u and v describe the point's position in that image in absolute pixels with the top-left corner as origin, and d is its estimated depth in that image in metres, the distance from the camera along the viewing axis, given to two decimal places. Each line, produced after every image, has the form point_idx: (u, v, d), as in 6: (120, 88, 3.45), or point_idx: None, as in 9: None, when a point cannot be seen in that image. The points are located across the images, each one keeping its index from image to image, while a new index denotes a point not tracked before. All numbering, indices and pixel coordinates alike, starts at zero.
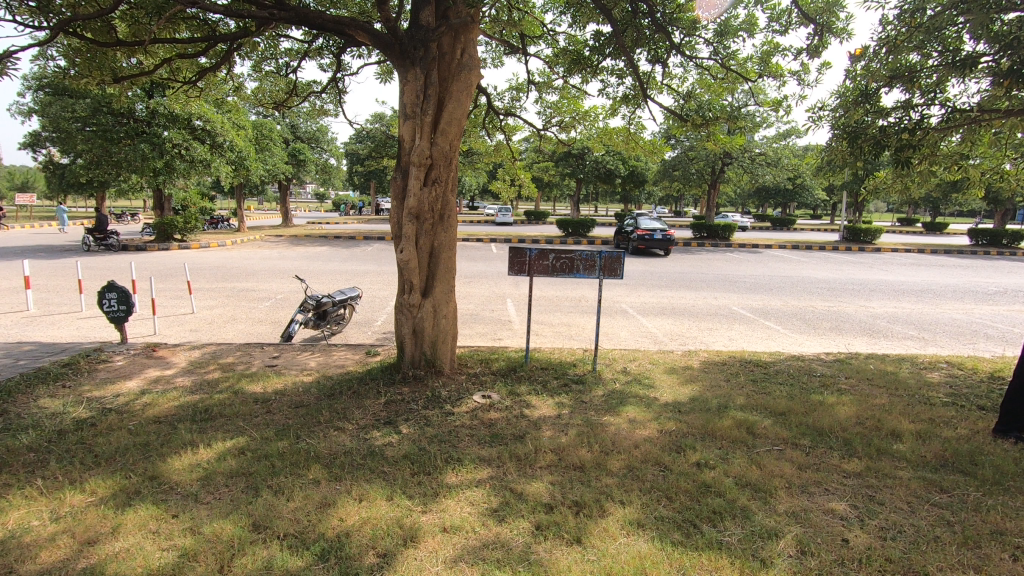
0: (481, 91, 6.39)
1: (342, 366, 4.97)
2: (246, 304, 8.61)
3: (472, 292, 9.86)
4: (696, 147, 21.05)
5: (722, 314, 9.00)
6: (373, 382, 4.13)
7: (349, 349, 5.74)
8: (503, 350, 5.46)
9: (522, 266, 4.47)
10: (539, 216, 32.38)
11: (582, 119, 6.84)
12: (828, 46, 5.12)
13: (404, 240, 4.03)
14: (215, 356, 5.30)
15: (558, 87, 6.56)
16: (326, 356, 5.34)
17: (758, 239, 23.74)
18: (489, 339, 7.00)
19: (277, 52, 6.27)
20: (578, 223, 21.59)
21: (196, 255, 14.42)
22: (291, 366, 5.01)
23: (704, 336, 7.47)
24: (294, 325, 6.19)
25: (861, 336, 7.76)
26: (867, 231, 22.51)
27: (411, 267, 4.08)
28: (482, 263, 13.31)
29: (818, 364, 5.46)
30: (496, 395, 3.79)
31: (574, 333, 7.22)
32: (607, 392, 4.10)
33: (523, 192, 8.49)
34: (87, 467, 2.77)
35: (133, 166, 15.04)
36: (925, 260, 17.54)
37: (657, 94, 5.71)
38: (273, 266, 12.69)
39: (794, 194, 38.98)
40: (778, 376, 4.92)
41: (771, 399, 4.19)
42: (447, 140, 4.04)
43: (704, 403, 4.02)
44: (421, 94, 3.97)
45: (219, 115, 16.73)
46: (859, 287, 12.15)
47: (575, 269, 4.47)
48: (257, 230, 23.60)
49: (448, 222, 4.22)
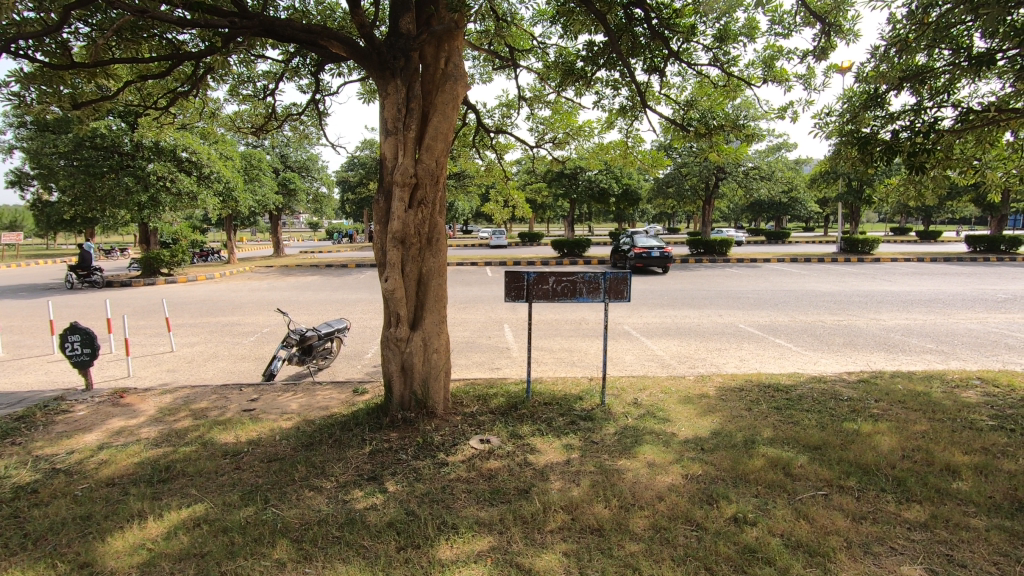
0: (471, 107, 6.09)
1: (325, 408, 4.54)
2: (230, 340, 8.18)
3: (467, 319, 9.46)
4: (690, 163, 20.91)
5: (729, 333, 8.61)
6: (357, 428, 3.68)
7: (335, 386, 5.31)
8: (502, 383, 5.04)
9: (520, 290, 4.08)
10: (534, 237, 32.18)
11: (576, 134, 6.55)
12: (835, 48, 4.86)
13: (389, 267, 3.67)
14: (188, 400, 4.86)
15: (550, 102, 6.28)
16: (309, 397, 4.90)
17: (755, 254, 23.52)
18: (487, 369, 6.57)
19: (254, 74, 5.97)
20: (574, 243, 21.30)
21: (183, 289, 14.00)
22: (270, 410, 4.57)
23: (714, 358, 7.06)
24: (276, 362, 5.77)
25: (879, 352, 7.37)
26: (865, 242, 22.29)
27: (397, 297, 3.70)
28: (477, 287, 12.93)
29: (843, 386, 5.06)
30: (496, 438, 3.37)
31: (576, 360, 6.80)
32: (619, 429, 3.67)
33: (518, 214, 8.21)
34: (10, 553, 2.34)
35: (117, 201, 14.70)
36: (927, 269, 17.24)
37: (656, 104, 5.42)
38: (261, 298, 12.26)
39: (788, 207, 38.99)
40: (803, 403, 4.51)
41: (802, 430, 3.77)
42: (434, 157, 3.69)
43: (729, 438, 3.60)
44: (402, 108, 3.66)
45: (206, 146, 16.46)
46: (865, 299, 11.81)
47: (577, 293, 4.07)
48: (248, 261, 23.20)
49: (436, 246, 3.83)
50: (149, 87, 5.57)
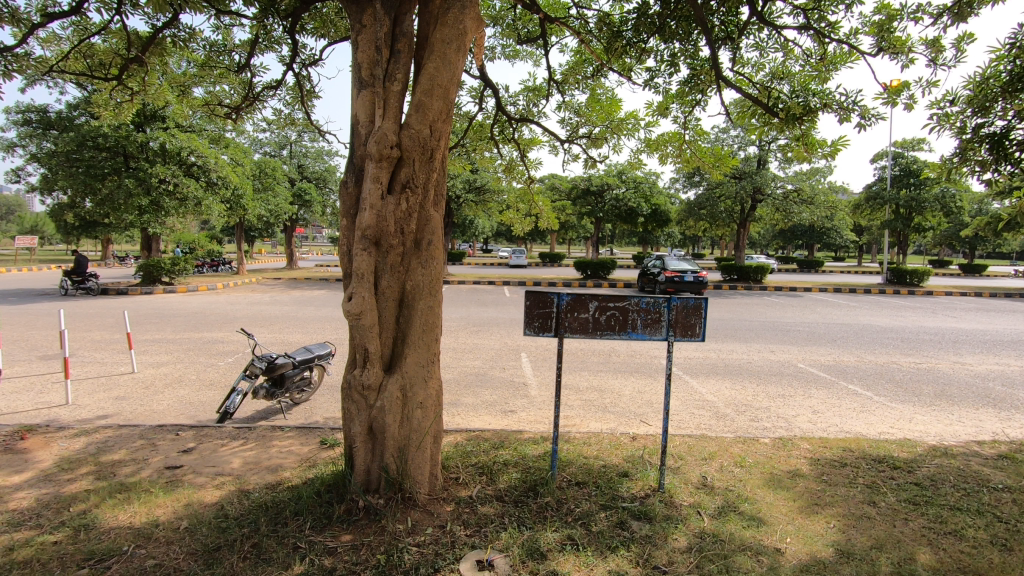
0: (490, 87, 4.94)
1: (276, 473, 3.33)
2: (204, 361, 7.08)
3: (480, 345, 8.27)
4: (725, 183, 19.61)
5: (789, 373, 7.25)
6: (297, 522, 2.45)
7: (300, 433, 4.12)
8: (517, 441, 3.79)
9: (547, 322, 2.85)
10: (556, 258, 31.13)
11: (617, 129, 5.38)
12: (981, 7, 3.61)
13: (355, 279, 2.51)
14: (103, 447, 3.71)
15: (590, 85, 5.13)
16: (262, 451, 3.70)
17: (792, 282, 21.98)
18: (497, 412, 5.32)
19: (230, 44, 4.93)
20: (598, 264, 20.01)
21: (179, 300, 13.04)
22: (201, 471, 3.37)
23: (780, 409, 5.72)
24: (235, 395, 4.61)
25: (986, 409, 5.95)
26: (913, 273, 20.62)
27: (364, 324, 2.52)
28: (493, 309, 11.73)
29: (983, 466, 3.70)
30: (502, 563, 2.12)
31: (609, 408, 5.51)
32: (693, 540, 2.40)
33: (542, 223, 7.06)
34: None
35: (117, 205, 13.85)
36: (990, 305, 15.58)
37: (730, 83, 4.20)
38: (257, 313, 11.19)
39: (821, 234, 37.28)
40: (943, 492, 3.20)
41: (976, 555, 2.47)
42: (427, 119, 2.52)
43: (871, 565, 2.31)
44: (383, 48, 2.54)
45: (216, 151, 15.76)
46: (936, 338, 10.32)
47: (628, 326, 2.83)
48: (257, 273, 22.38)
49: (427, 251, 2.64)
50: (99, 52, 4.60)
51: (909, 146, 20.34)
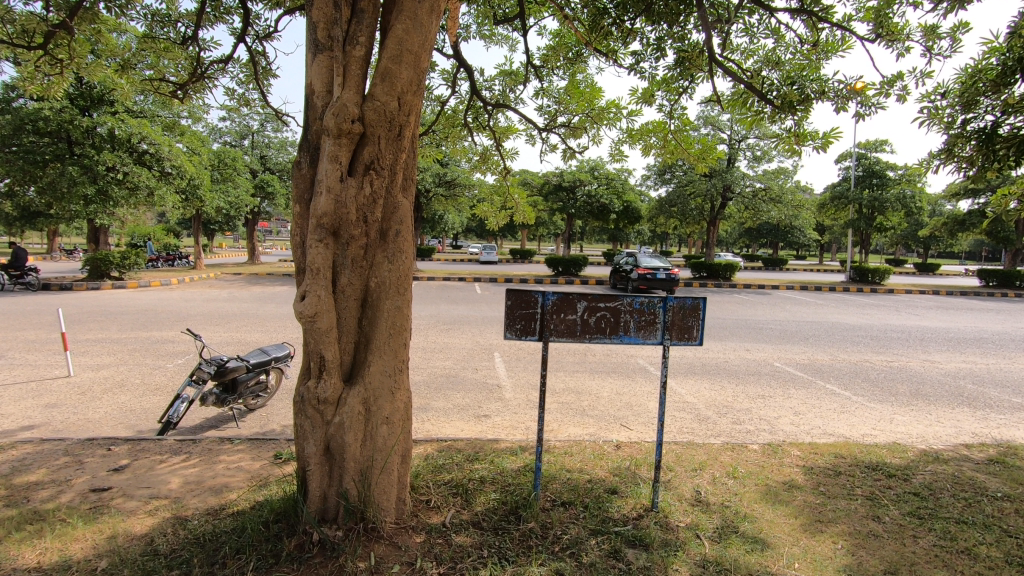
0: (464, 68, 4.58)
1: (221, 494, 2.93)
2: (150, 363, 6.53)
3: (451, 344, 7.92)
4: (696, 180, 19.66)
5: (767, 373, 7.14)
6: (240, 560, 2.09)
7: (253, 445, 3.71)
8: (495, 452, 3.48)
9: (530, 324, 2.54)
10: (527, 254, 30.92)
11: (597, 118, 5.10)
12: None
13: (309, 276, 2.15)
14: (20, 466, 3.24)
15: (570, 68, 4.83)
16: (206, 468, 3.29)
17: (760, 280, 22.26)
18: (470, 417, 4.99)
19: (174, 13, 4.46)
20: (570, 261, 19.82)
21: (128, 296, 12.25)
22: (132, 494, 2.95)
23: (762, 411, 5.56)
24: (180, 404, 4.16)
25: (962, 408, 5.92)
26: (875, 271, 21.10)
27: (319, 327, 2.15)
28: (464, 306, 11.37)
29: (978, 471, 3.56)
30: None
31: (588, 412, 5.24)
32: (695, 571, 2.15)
33: (518, 217, 6.75)
34: None
35: (59, 193, 12.89)
36: (949, 303, 15.99)
37: (720, 68, 3.96)
38: (213, 310, 10.57)
39: (785, 233, 38.06)
40: (946, 503, 3.02)
41: None
42: (395, 91, 2.17)
43: None
44: (343, 7, 2.19)
45: (170, 138, 14.91)
46: (903, 335, 10.44)
47: (620, 329, 2.55)
48: (216, 267, 21.43)
49: (394, 244, 2.30)
50: (19, 18, 4.08)
51: (872, 147, 20.78)
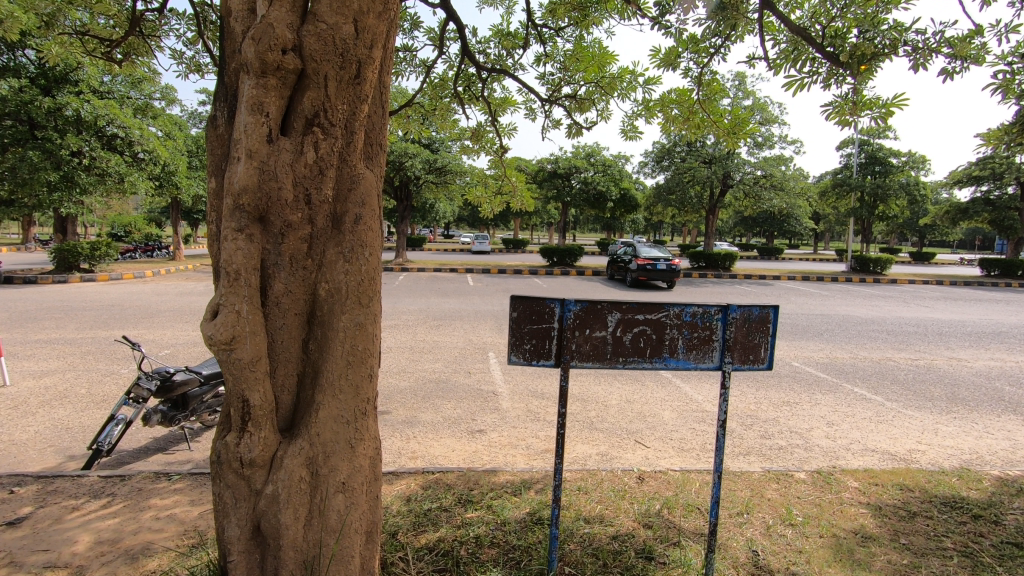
0: (453, 23, 3.84)
1: (140, 563, 2.25)
2: (102, 368, 5.79)
3: (441, 342, 7.24)
4: (696, 167, 18.96)
5: (787, 375, 6.52)
6: None
7: (197, 481, 3.01)
8: (493, 494, 2.82)
9: (544, 344, 1.86)
10: (520, 243, 30.24)
11: (607, 88, 4.41)
12: None
13: (224, 282, 1.47)
14: None
15: (577, 26, 4.13)
16: (131, 518, 2.60)
17: (760, 270, 21.69)
18: (463, 433, 4.32)
19: None
20: (566, 250, 19.12)
21: (95, 290, 11.42)
22: (22, 562, 2.25)
23: (793, 422, 4.93)
24: (113, 428, 3.46)
25: (1008, 415, 5.34)
26: (877, 261, 20.57)
27: (240, 357, 1.47)
28: (455, 299, 10.66)
29: None
30: None
31: (597, 425, 4.59)
32: None
33: (515, 204, 6.07)
34: None
35: (19, 179, 11.97)
36: (956, 293, 15.50)
37: (763, 19, 3.26)
38: (186, 305, 9.78)
39: (782, 221, 37.57)
40: None
41: None
42: (349, 8, 1.48)
43: None
44: None
45: (141, 122, 14.00)
46: (920, 330, 9.85)
47: (665, 349, 1.88)
48: (196, 258, 20.57)
49: (353, 233, 1.60)
50: None
51: (874, 133, 20.19)
